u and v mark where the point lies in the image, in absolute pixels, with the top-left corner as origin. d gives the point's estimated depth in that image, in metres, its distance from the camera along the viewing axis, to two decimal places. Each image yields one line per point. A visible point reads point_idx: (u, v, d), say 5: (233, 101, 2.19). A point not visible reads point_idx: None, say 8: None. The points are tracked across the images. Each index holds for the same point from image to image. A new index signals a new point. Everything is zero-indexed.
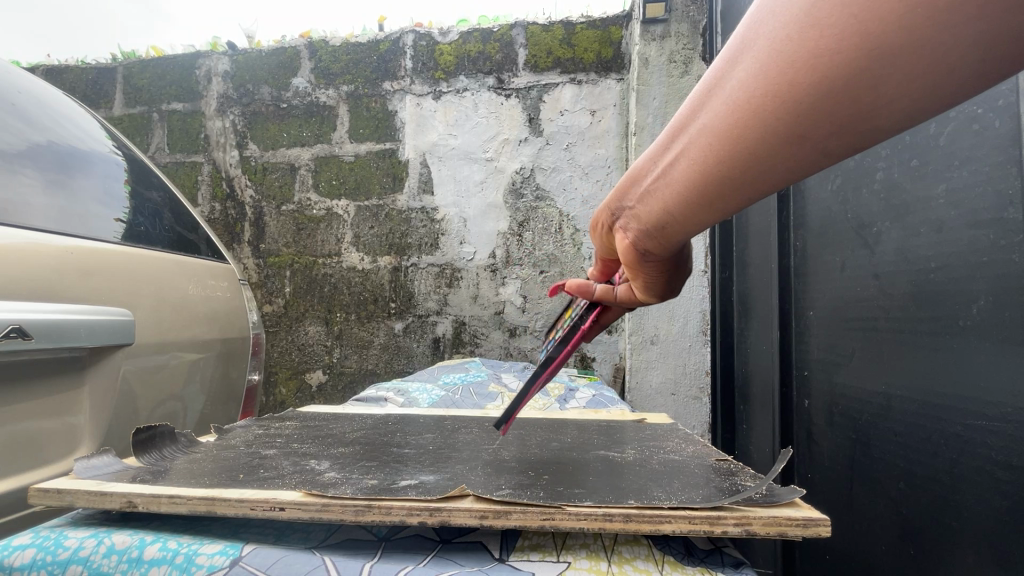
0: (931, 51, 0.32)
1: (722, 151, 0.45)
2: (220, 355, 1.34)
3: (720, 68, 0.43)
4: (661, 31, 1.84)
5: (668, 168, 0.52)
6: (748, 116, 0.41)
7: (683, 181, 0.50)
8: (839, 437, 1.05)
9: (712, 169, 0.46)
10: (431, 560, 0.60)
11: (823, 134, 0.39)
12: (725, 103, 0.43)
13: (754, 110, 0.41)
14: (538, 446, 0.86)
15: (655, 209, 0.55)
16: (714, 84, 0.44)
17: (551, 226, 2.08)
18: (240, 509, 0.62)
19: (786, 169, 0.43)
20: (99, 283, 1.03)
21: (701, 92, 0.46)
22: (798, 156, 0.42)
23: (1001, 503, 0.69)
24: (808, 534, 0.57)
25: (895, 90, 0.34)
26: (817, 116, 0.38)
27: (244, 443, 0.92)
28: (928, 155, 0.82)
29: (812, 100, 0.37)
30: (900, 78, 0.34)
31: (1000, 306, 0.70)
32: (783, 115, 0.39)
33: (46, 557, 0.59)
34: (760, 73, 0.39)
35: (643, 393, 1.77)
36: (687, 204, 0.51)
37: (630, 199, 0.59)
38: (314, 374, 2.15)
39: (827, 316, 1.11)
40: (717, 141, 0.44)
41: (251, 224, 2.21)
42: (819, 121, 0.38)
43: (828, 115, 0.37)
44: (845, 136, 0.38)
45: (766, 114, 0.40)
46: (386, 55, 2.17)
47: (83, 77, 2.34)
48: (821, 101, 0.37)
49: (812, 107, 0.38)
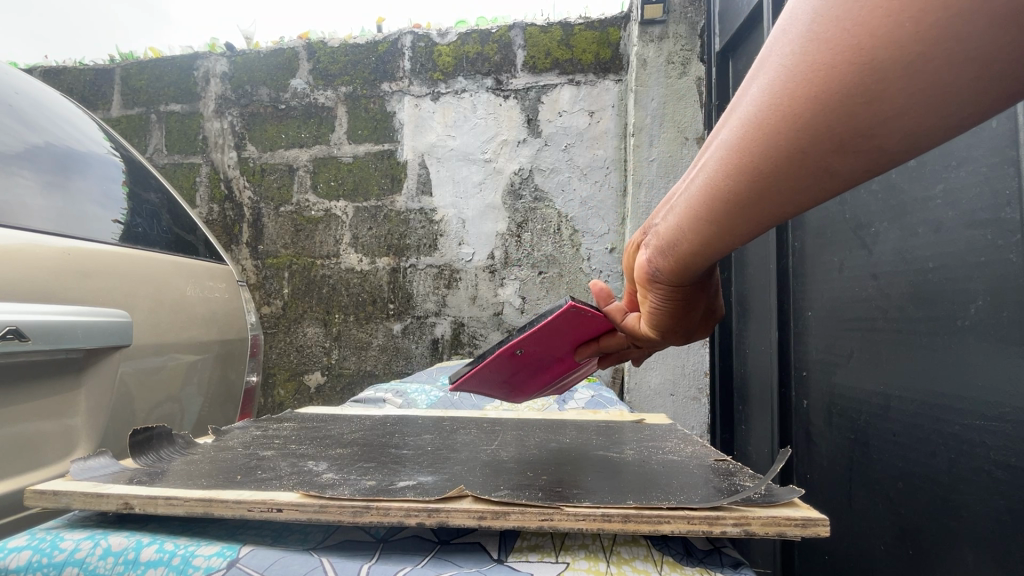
0: (939, 62, 0.31)
1: (729, 169, 0.44)
2: (218, 356, 1.34)
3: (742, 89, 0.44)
4: (659, 32, 1.85)
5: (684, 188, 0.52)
6: (757, 130, 0.41)
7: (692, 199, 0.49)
8: (838, 438, 1.06)
9: (719, 187, 0.46)
10: (430, 561, 0.60)
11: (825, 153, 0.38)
12: (738, 122, 0.43)
13: (763, 127, 0.40)
14: (536, 447, 0.86)
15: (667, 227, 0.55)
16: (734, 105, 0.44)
17: (550, 227, 2.08)
18: (238, 510, 0.62)
19: (798, 195, 0.42)
20: (98, 285, 1.02)
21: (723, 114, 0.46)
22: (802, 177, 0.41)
23: (999, 503, 0.69)
24: (807, 534, 0.57)
25: (907, 105, 0.33)
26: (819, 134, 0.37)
27: (242, 444, 0.92)
28: (925, 155, 0.83)
29: (814, 116, 0.37)
30: (906, 92, 0.33)
31: (997, 305, 0.70)
32: (791, 131, 0.38)
33: (42, 559, 0.59)
34: (771, 89, 0.39)
35: (642, 394, 1.78)
36: (693, 222, 0.50)
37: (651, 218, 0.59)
38: (313, 376, 2.14)
39: (826, 316, 1.11)
40: (727, 158, 0.44)
41: (249, 225, 2.21)
42: (828, 141, 0.37)
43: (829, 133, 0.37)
44: (856, 156, 0.37)
45: (772, 130, 0.40)
46: (384, 56, 2.17)
47: (81, 78, 2.33)
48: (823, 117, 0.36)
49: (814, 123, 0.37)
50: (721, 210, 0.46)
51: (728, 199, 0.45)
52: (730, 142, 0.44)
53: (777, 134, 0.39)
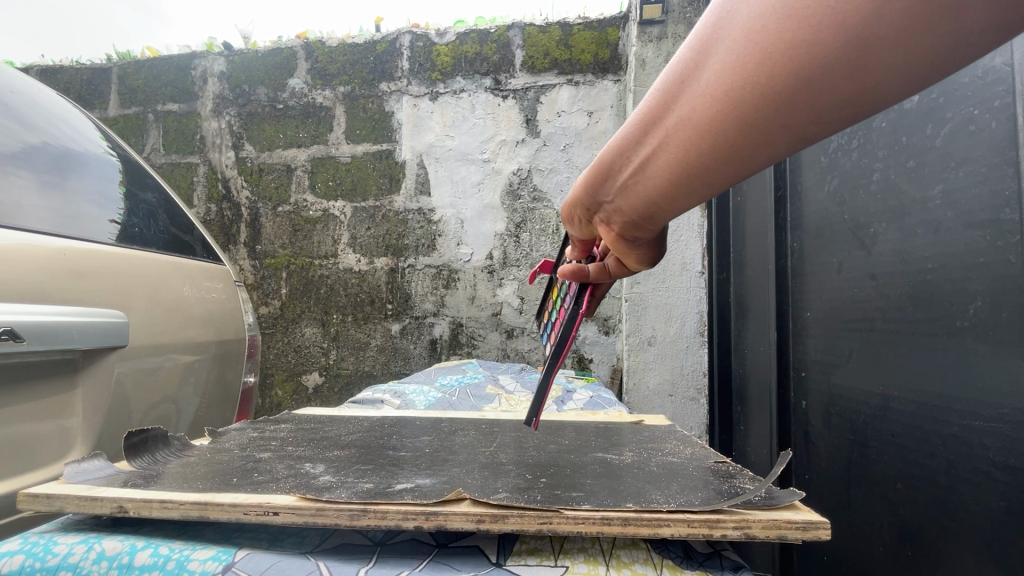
0: (916, 40, 0.31)
1: (698, 140, 0.45)
2: (215, 356, 1.33)
3: (689, 62, 0.43)
4: (658, 32, 1.85)
5: (644, 159, 0.51)
6: (727, 102, 0.41)
7: (662, 170, 0.49)
8: (837, 439, 1.05)
9: (692, 155, 0.46)
10: (428, 565, 0.59)
11: (795, 121, 0.39)
12: (699, 97, 0.43)
13: (733, 104, 0.40)
14: (535, 449, 0.86)
15: (636, 198, 0.55)
16: (686, 76, 0.44)
17: (549, 227, 2.08)
18: (233, 514, 0.61)
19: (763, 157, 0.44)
20: (92, 285, 1.02)
21: (672, 84, 0.45)
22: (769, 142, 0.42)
23: (999, 504, 0.69)
24: (808, 538, 0.56)
25: (875, 80, 0.34)
26: (793, 103, 0.38)
27: (239, 446, 0.91)
28: (924, 156, 0.82)
29: (787, 88, 0.37)
30: (877, 66, 0.33)
31: (996, 306, 0.70)
32: (763, 104, 0.39)
33: (36, 563, 0.58)
34: (735, 65, 0.39)
35: (641, 394, 1.77)
36: (667, 189, 0.51)
37: (606, 192, 0.59)
38: (310, 377, 2.14)
39: (824, 317, 1.11)
40: (694, 130, 0.44)
41: (247, 225, 2.20)
42: (798, 111, 0.38)
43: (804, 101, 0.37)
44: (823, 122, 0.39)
45: (741, 101, 0.40)
46: (382, 56, 2.17)
47: (78, 77, 2.32)
48: (795, 88, 0.37)
49: (787, 95, 0.37)
50: (697, 178, 0.48)
51: (700, 164, 0.46)
52: (694, 115, 0.44)
53: (749, 108, 0.40)
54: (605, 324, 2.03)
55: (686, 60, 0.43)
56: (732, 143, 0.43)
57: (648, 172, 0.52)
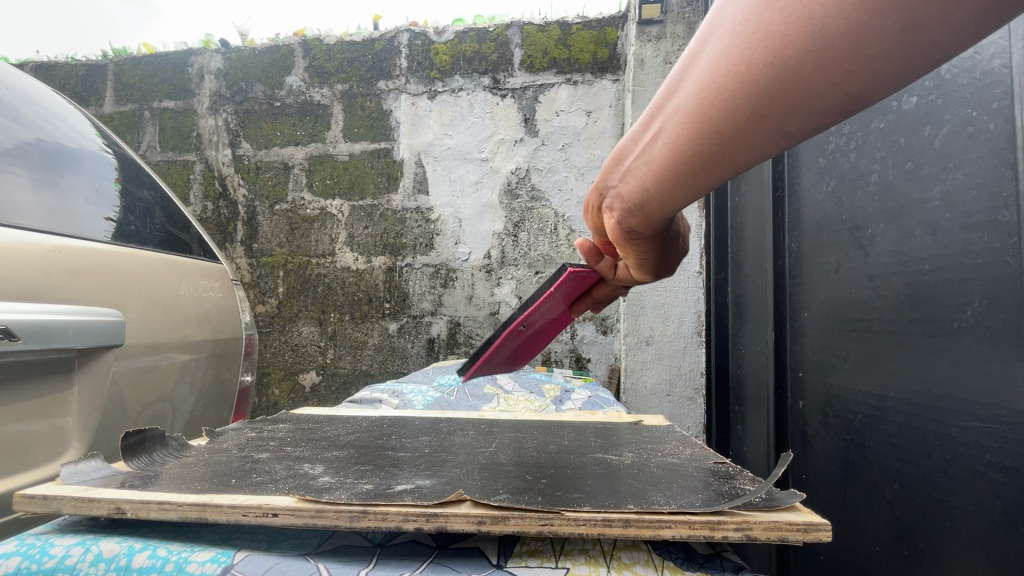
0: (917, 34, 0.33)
1: (696, 136, 0.45)
2: (211, 355, 1.32)
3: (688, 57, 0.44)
4: (657, 32, 1.85)
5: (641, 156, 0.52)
6: (724, 96, 0.41)
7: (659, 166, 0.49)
8: (834, 439, 1.05)
9: (689, 152, 0.46)
10: (427, 567, 0.59)
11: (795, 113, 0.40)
12: (698, 91, 0.43)
13: (732, 97, 0.41)
14: (534, 449, 0.86)
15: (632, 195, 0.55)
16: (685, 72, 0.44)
17: (547, 227, 2.08)
18: (231, 515, 0.61)
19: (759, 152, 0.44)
20: (87, 284, 1.01)
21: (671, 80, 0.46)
22: (767, 135, 0.42)
23: (995, 504, 0.69)
24: (809, 540, 0.56)
25: (877, 72, 0.35)
26: (794, 95, 0.38)
27: (237, 446, 0.91)
28: (923, 157, 0.82)
29: (788, 79, 0.38)
30: (879, 58, 0.34)
31: (994, 308, 0.70)
32: (762, 94, 0.39)
33: (32, 565, 0.58)
34: (735, 58, 0.39)
35: (637, 394, 1.80)
36: (662, 186, 0.51)
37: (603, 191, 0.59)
38: (307, 376, 2.13)
39: (822, 318, 1.11)
40: (692, 126, 0.44)
41: (244, 223, 2.19)
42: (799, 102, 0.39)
43: (806, 92, 0.38)
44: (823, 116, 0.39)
45: (742, 94, 0.40)
46: (381, 54, 2.16)
47: (73, 74, 2.31)
48: (797, 79, 0.37)
49: (788, 86, 0.38)
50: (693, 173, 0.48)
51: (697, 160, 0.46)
52: (692, 110, 0.44)
53: (749, 99, 0.40)
54: (603, 324, 2.03)
55: (686, 56, 0.44)
56: (729, 137, 0.43)
57: (645, 169, 0.52)
